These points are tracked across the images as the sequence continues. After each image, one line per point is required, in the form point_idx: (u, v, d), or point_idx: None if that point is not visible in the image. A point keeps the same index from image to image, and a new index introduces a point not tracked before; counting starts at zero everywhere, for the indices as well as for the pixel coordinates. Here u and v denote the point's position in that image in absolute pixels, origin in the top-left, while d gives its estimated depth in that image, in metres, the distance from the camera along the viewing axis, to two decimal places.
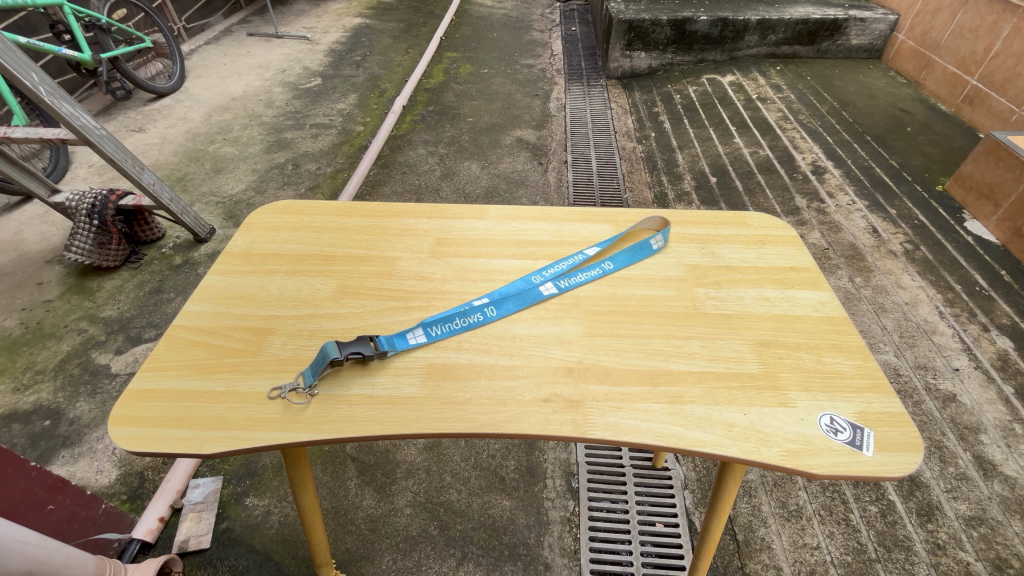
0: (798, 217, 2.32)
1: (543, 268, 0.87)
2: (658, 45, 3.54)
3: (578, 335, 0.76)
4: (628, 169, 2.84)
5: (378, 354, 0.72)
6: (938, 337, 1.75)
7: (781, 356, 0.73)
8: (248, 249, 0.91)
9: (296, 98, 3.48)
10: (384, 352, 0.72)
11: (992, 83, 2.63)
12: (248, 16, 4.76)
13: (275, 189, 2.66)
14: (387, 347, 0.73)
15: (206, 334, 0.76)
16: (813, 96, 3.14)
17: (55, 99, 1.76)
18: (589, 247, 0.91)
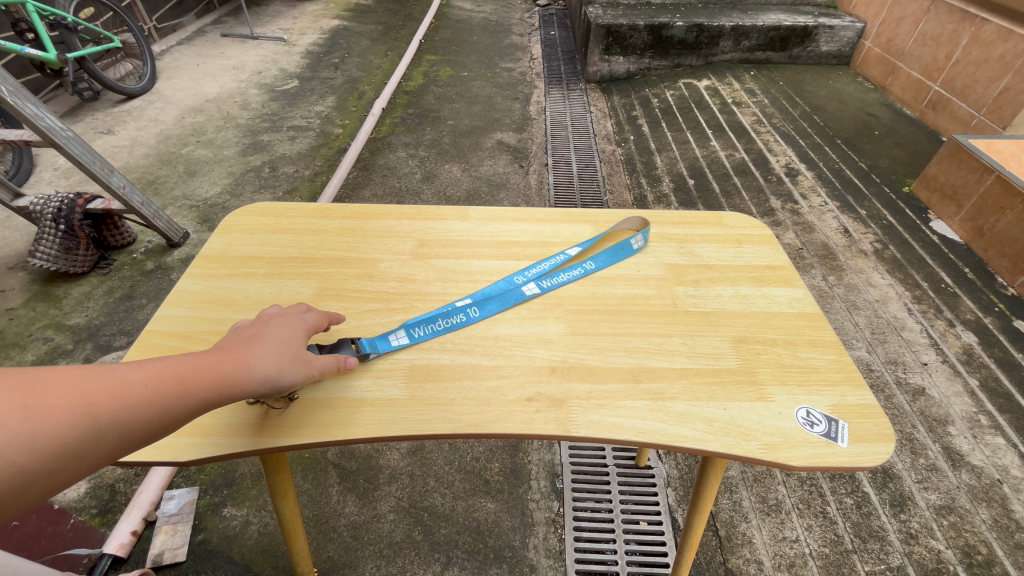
0: (773, 218, 2.38)
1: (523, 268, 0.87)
2: (635, 50, 3.59)
3: (561, 334, 0.77)
4: (608, 172, 2.86)
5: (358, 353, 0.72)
6: (908, 332, 1.81)
7: (759, 351, 0.75)
8: (224, 252, 0.89)
9: (273, 101, 3.42)
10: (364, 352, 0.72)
11: (953, 89, 2.74)
12: (222, 18, 4.68)
13: (251, 192, 2.61)
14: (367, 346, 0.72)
15: (181, 339, 0.74)
16: (786, 101, 3.23)
17: (18, 99, 1.69)
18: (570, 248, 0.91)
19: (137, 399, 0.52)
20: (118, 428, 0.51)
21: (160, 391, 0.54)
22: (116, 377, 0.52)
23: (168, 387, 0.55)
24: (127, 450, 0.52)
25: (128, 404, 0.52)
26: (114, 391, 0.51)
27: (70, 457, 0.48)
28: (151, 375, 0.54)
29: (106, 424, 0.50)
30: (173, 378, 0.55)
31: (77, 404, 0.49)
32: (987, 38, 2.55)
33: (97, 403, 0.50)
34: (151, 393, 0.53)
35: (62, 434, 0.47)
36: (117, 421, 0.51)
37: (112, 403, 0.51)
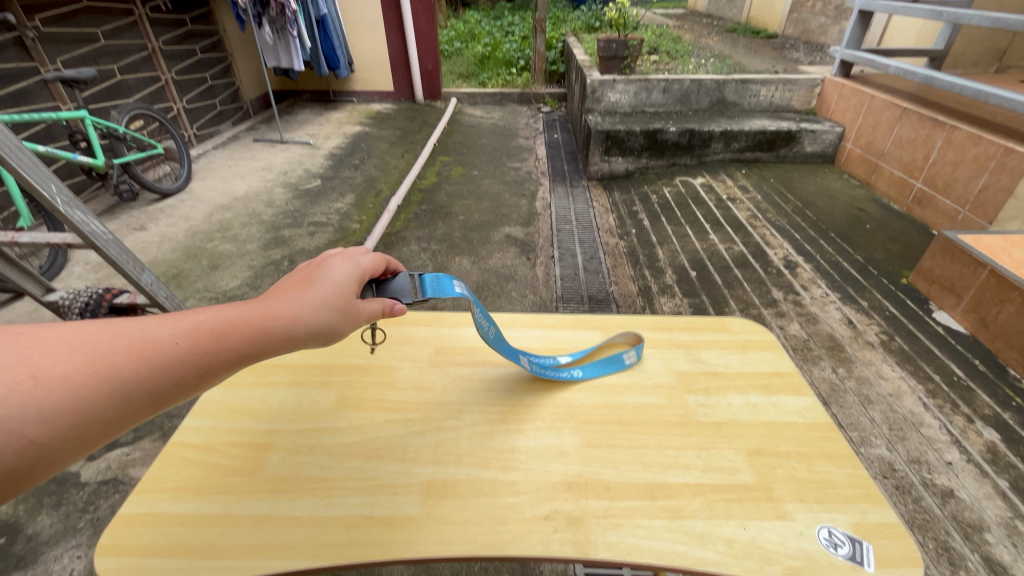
0: (776, 309, 2.43)
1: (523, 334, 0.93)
2: (633, 151, 3.88)
3: (576, 446, 0.78)
4: (612, 264, 2.97)
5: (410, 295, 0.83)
6: (927, 429, 1.77)
7: (774, 465, 0.75)
8: (250, 360, 0.93)
9: (296, 198, 3.67)
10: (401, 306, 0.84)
11: (935, 186, 2.91)
12: (255, 125, 5.16)
13: (269, 285, 2.72)
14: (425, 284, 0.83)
15: (203, 452, 0.76)
16: (778, 197, 3.43)
17: (69, 208, 1.83)
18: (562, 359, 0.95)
19: (161, 362, 0.60)
20: (144, 389, 0.59)
21: (182, 355, 0.62)
22: (143, 340, 0.60)
23: (188, 352, 0.63)
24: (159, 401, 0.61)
25: (154, 366, 0.60)
26: (140, 354, 0.59)
27: (106, 413, 0.56)
28: (179, 334, 0.63)
29: (135, 384, 0.58)
30: (193, 343, 0.63)
31: (108, 364, 0.57)
32: (959, 142, 2.75)
33: (124, 370, 0.58)
34: (172, 358, 0.61)
35: (93, 395, 0.55)
36: (143, 380, 0.59)
37: (141, 363, 0.59)
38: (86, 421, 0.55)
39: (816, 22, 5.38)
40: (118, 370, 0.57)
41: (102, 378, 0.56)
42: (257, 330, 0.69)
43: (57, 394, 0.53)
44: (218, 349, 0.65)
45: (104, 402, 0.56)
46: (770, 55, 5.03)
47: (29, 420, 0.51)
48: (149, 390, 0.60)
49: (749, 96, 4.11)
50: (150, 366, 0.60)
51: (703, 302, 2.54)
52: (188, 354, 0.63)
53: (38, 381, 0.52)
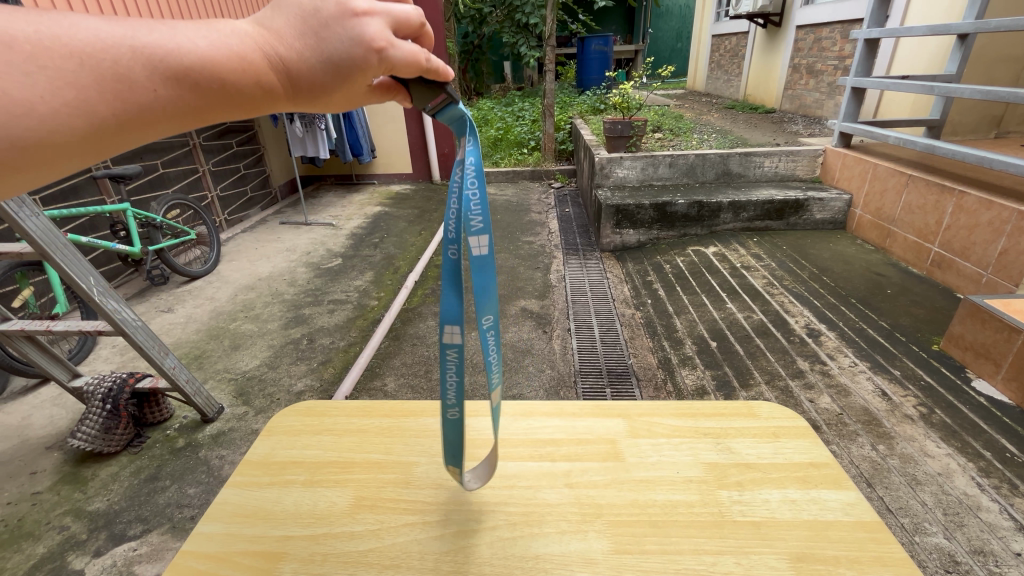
0: (804, 381, 2.34)
1: (454, 270, 0.69)
2: (643, 223, 3.98)
3: (604, 553, 0.73)
4: (629, 335, 2.94)
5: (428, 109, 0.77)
6: (986, 513, 1.63)
7: (823, 573, 0.69)
8: (267, 457, 0.92)
9: (317, 277, 3.79)
10: (428, 111, 0.76)
11: (953, 250, 2.89)
12: (283, 208, 5.47)
13: (288, 364, 2.74)
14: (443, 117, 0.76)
15: (214, 562, 0.73)
16: (792, 263, 3.43)
17: (105, 297, 1.90)
18: (448, 333, 0.71)
19: (142, 105, 0.56)
20: (129, 130, 0.57)
21: (171, 105, 0.58)
22: (119, 79, 0.54)
23: (176, 100, 0.58)
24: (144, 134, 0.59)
25: (138, 107, 0.56)
26: (117, 92, 0.54)
27: (91, 144, 0.55)
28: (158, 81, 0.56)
29: (118, 122, 0.56)
30: (182, 93, 0.58)
31: (81, 97, 0.52)
32: (971, 206, 2.76)
33: (99, 105, 0.53)
34: (156, 104, 0.57)
35: (76, 133, 0.53)
36: (130, 123, 0.56)
37: (123, 109, 0.55)
38: (69, 147, 0.54)
39: (811, 98, 5.67)
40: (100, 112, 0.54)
41: (82, 115, 0.53)
42: (253, 90, 0.63)
43: (34, 124, 0.51)
44: (208, 103, 0.61)
45: (94, 143, 0.55)
46: (771, 129, 5.25)
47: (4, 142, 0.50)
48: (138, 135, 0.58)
49: (754, 168, 4.24)
50: (131, 107, 0.56)
51: (726, 373, 2.47)
52: (175, 107, 0.58)
53: (7, 108, 0.48)
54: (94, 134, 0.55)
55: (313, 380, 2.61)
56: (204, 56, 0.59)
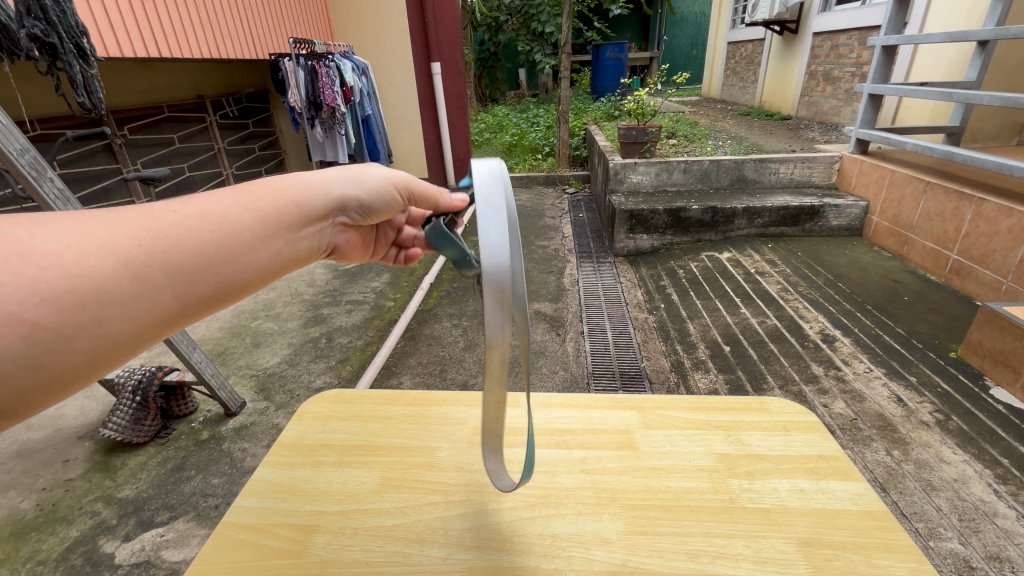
0: (818, 386, 2.34)
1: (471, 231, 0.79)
2: (657, 228, 4.00)
3: (618, 533, 0.77)
4: (642, 339, 2.97)
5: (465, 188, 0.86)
6: (1002, 520, 1.62)
7: (830, 558, 0.72)
8: (298, 439, 0.97)
9: (335, 278, 3.88)
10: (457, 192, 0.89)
11: (972, 257, 2.86)
12: None
13: (307, 362, 2.82)
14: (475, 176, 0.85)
15: (253, 532, 0.79)
16: (808, 270, 3.42)
17: None
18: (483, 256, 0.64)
19: (154, 242, 0.67)
20: (149, 266, 0.66)
21: (176, 230, 0.69)
22: (136, 224, 0.67)
23: (180, 232, 0.70)
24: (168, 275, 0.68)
25: (151, 245, 0.67)
26: (135, 238, 0.66)
27: (115, 286, 0.63)
28: (167, 224, 0.69)
29: (136, 259, 0.65)
30: (189, 228, 0.71)
31: (109, 247, 0.64)
32: (990, 214, 2.74)
33: (118, 252, 0.64)
34: (164, 237, 0.68)
35: (101, 272, 0.62)
36: (144, 257, 0.66)
37: (142, 250, 0.66)
38: (96, 291, 0.62)
39: (828, 104, 5.64)
40: (119, 254, 0.64)
41: (106, 260, 0.63)
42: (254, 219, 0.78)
43: (63, 278, 0.60)
44: (214, 234, 0.73)
45: (119, 290, 0.64)
46: (786, 136, 5.24)
47: (40, 295, 0.58)
48: (158, 279, 0.67)
49: (769, 174, 4.24)
50: (145, 246, 0.66)
51: (739, 377, 2.48)
52: (183, 241, 0.69)
53: (48, 263, 0.59)
54: (118, 280, 0.64)
55: (331, 377, 2.67)
56: (206, 205, 0.75)
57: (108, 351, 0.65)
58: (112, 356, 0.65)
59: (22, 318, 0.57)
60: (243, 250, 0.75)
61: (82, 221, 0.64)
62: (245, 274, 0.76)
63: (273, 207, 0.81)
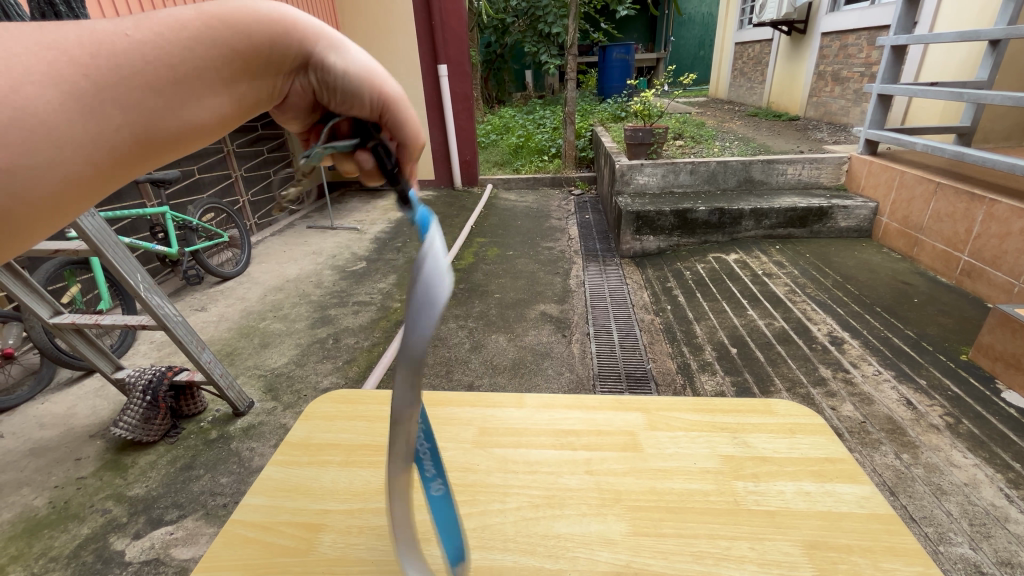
0: (826, 389, 2.32)
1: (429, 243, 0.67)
2: (663, 230, 3.99)
3: (622, 534, 0.77)
4: (648, 340, 2.96)
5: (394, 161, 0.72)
6: (1014, 525, 1.60)
7: (836, 561, 0.71)
8: (306, 439, 0.98)
9: (342, 279, 3.90)
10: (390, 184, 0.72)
11: (983, 259, 2.83)
12: (310, 213, 5.64)
13: (315, 362, 2.84)
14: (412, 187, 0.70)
15: (261, 530, 0.80)
16: (816, 271, 3.40)
17: (149, 292, 2.02)
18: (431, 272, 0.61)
19: (114, 67, 0.48)
20: (108, 105, 0.48)
21: (148, 52, 0.50)
22: (83, 37, 0.47)
23: (155, 59, 0.50)
24: (139, 118, 0.51)
25: (113, 72, 0.48)
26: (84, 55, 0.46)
27: (75, 130, 0.47)
28: (137, 46, 0.49)
29: (90, 91, 0.47)
30: (162, 53, 0.51)
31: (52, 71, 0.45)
32: (1002, 215, 2.71)
33: (68, 77, 0.45)
34: (131, 63, 0.49)
35: (47, 108, 0.44)
36: (106, 87, 0.48)
37: (103, 77, 0.47)
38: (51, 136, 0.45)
39: (837, 105, 5.60)
40: (57, 76, 0.45)
41: (33, 84, 0.44)
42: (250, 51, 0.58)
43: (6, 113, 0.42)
44: (196, 69, 0.54)
45: (57, 128, 0.45)
46: (794, 137, 5.21)
47: None
48: (115, 116, 0.49)
49: (777, 175, 4.22)
50: (100, 71, 0.47)
51: (746, 380, 2.47)
52: (141, 67, 0.50)
53: None
54: (66, 115, 0.46)
55: (338, 377, 2.69)
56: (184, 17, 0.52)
57: (41, 208, 0.47)
58: (60, 209, 0.49)
59: None
60: (215, 89, 0.57)
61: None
62: (212, 124, 0.58)
63: (263, 39, 0.60)
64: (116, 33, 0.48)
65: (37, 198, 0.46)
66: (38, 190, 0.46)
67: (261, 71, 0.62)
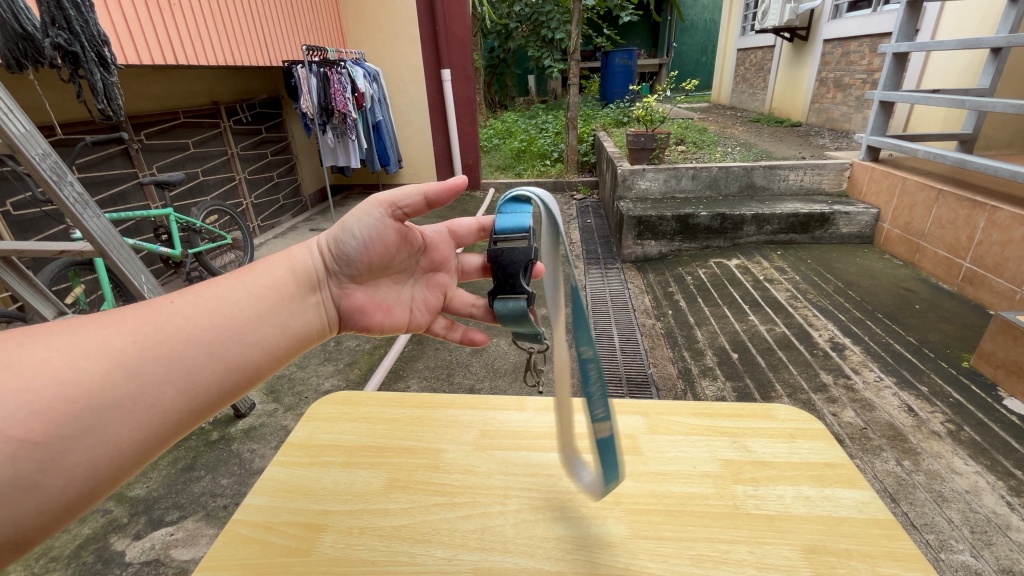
0: (827, 395, 2.32)
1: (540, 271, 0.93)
2: (665, 234, 4.00)
3: (622, 537, 0.77)
4: (649, 345, 2.96)
5: (492, 241, 0.93)
6: (1015, 533, 1.60)
7: (834, 565, 0.72)
8: (307, 440, 0.99)
9: None
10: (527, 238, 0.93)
11: (985, 266, 2.83)
12: (312, 216, 5.67)
13: (316, 364, 2.85)
14: (497, 214, 0.94)
15: (262, 530, 0.80)
16: (817, 277, 3.40)
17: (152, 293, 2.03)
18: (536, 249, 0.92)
19: (157, 333, 0.74)
20: (152, 358, 0.72)
21: (181, 319, 0.77)
22: (143, 322, 0.74)
23: (187, 322, 0.77)
24: (175, 364, 0.73)
25: (158, 337, 0.74)
26: (139, 331, 0.73)
27: (128, 382, 0.69)
28: (175, 317, 0.77)
29: (142, 356, 0.71)
30: (195, 317, 0.78)
31: (116, 348, 0.70)
32: (1004, 223, 2.71)
33: (123, 349, 0.70)
34: (169, 326, 0.75)
35: (107, 375, 0.68)
36: (150, 351, 0.72)
37: (151, 342, 0.73)
38: (111, 393, 0.67)
39: (838, 111, 5.61)
40: (116, 353, 0.69)
41: (99, 362, 0.68)
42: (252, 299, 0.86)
43: (83, 379, 0.66)
44: (217, 318, 0.80)
45: (115, 390, 0.68)
46: (796, 143, 5.23)
47: (57, 397, 0.63)
48: (155, 374, 0.71)
49: (778, 181, 4.23)
50: (148, 338, 0.73)
51: (747, 385, 2.47)
52: (178, 335, 0.75)
53: (55, 368, 0.65)
54: (117, 381, 0.68)
55: (339, 379, 2.70)
56: (209, 293, 0.83)
57: (105, 465, 0.66)
58: (117, 462, 0.67)
59: (25, 426, 0.60)
60: (244, 330, 0.81)
61: (81, 338, 0.69)
62: (242, 355, 0.81)
63: (264, 290, 0.89)
64: (164, 316, 0.76)
65: (105, 450, 0.66)
66: (101, 440, 0.66)
67: (279, 308, 0.88)
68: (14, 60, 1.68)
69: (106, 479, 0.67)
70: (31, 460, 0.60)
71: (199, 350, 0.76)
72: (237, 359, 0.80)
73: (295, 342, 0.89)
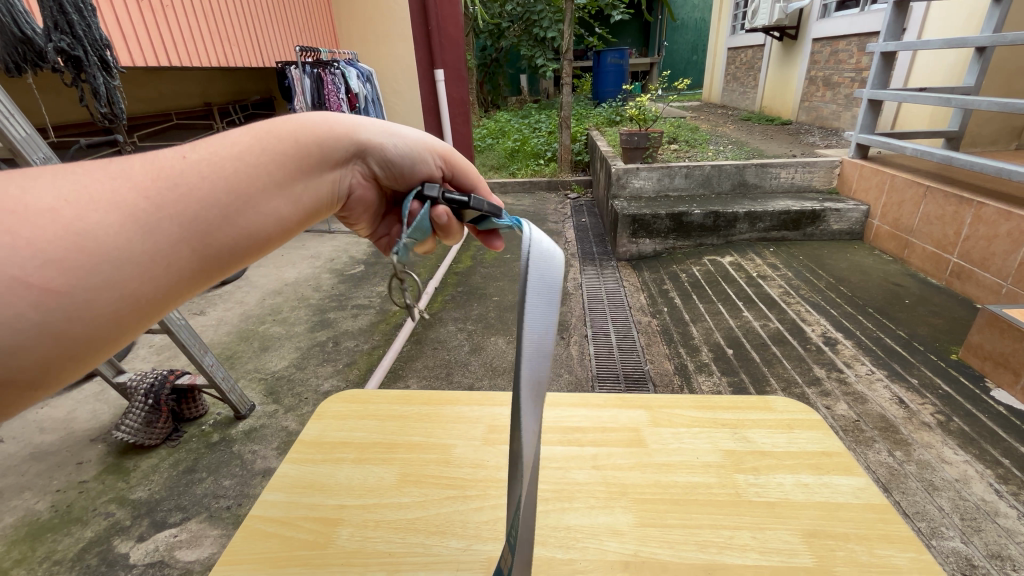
0: (821, 388, 2.37)
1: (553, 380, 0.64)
2: (659, 233, 4.04)
3: (630, 525, 0.80)
4: (646, 342, 3.00)
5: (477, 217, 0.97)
6: (1003, 519, 1.64)
7: (833, 548, 0.75)
8: (318, 437, 1.01)
9: (341, 283, 3.92)
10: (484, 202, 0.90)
11: (972, 261, 2.89)
12: None
13: (315, 365, 2.86)
14: None
15: (279, 525, 0.82)
16: (809, 273, 3.45)
17: None
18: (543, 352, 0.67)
19: (169, 184, 0.65)
20: (167, 214, 0.63)
21: (196, 172, 0.68)
22: (152, 170, 0.65)
23: (202, 178, 0.68)
24: (192, 221, 0.66)
25: (172, 188, 0.65)
26: (150, 180, 0.64)
27: (142, 236, 0.61)
28: (188, 169, 0.67)
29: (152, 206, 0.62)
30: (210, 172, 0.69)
31: (123, 195, 0.60)
32: (990, 218, 2.77)
33: (131, 198, 0.61)
34: (182, 178, 0.66)
35: (117, 226, 0.59)
36: (161, 206, 0.63)
37: (163, 193, 0.64)
38: (125, 244, 0.59)
39: (828, 109, 5.68)
40: (125, 202, 0.60)
41: (111, 212, 0.59)
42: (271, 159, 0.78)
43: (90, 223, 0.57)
44: (238, 178, 0.72)
45: (130, 245, 0.59)
46: (787, 141, 5.29)
47: (60, 244, 0.54)
48: (170, 232, 0.63)
49: (770, 179, 4.29)
50: (160, 189, 0.64)
51: (742, 380, 2.51)
52: (196, 192, 0.66)
53: (55, 213, 0.55)
54: (128, 234, 0.59)
55: (339, 380, 2.71)
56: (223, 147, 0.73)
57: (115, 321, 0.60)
58: (130, 321, 0.61)
59: (30, 280, 0.52)
60: (263, 196, 0.75)
61: (74, 177, 0.59)
62: (261, 224, 0.75)
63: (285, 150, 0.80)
64: (176, 166, 0.67)
65: (115, 309, 0.59)
66: (113, 297, 0.59)
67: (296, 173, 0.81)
68: (14, 65, 1.68)
69: (115, 336, 0.60)
70: (43, 311, 0.53)
71: (218, 210, 0.69)
72: (254, 226, 0.74)
73: (307, 215, 0.84)
